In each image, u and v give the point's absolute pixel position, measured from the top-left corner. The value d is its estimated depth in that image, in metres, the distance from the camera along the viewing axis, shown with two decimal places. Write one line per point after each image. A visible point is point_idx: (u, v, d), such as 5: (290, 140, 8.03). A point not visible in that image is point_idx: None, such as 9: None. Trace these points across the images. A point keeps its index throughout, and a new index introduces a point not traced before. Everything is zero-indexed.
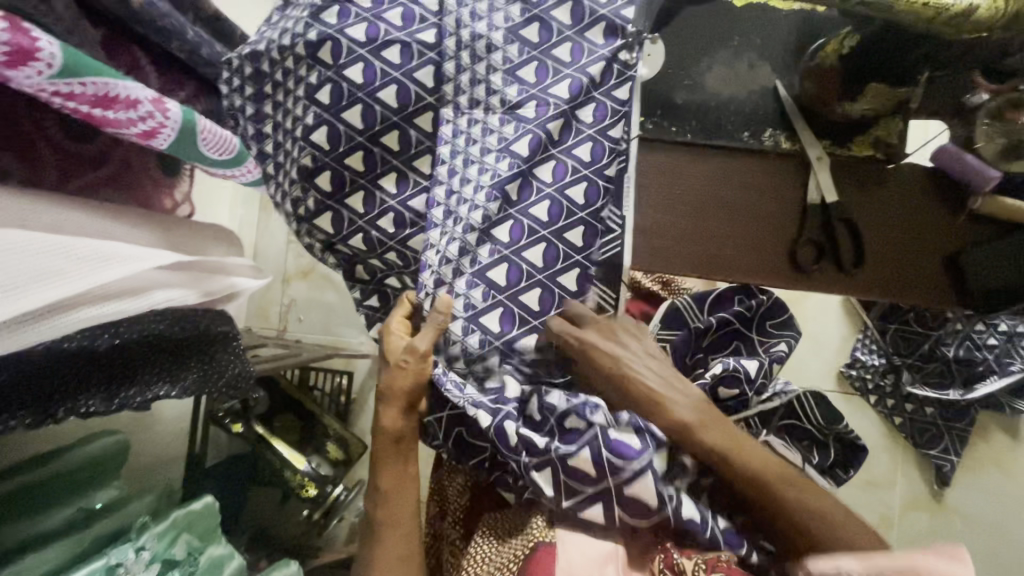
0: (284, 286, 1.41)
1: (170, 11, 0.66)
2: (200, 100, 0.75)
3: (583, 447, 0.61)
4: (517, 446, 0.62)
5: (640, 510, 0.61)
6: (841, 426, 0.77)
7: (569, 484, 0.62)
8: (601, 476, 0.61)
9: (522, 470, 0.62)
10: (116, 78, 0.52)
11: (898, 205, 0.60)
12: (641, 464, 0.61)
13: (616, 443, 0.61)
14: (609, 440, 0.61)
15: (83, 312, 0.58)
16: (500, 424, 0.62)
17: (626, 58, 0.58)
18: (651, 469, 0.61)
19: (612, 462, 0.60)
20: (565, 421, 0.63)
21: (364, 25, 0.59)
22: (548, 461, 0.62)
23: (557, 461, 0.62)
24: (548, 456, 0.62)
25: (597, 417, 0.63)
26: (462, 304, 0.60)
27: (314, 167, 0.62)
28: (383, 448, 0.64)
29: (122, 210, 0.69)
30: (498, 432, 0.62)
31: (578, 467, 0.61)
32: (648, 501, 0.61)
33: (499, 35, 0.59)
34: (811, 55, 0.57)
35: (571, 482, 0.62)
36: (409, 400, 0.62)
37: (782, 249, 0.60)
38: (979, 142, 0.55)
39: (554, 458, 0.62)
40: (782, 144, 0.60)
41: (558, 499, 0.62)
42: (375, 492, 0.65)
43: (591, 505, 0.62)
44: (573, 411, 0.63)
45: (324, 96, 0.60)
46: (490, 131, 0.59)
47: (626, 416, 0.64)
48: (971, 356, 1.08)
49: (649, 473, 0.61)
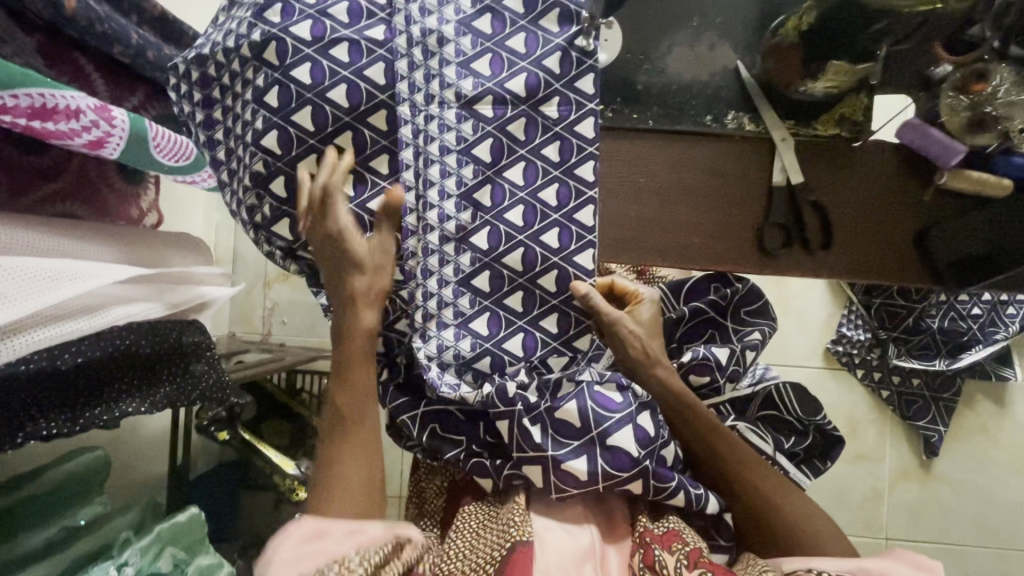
0: (264, 291, 1.38)
1: (111, 15, 0.64)
2: (152, 107, 0.73)
3: (571, 400, 0.60)
4: (514, 398, 0.60)
5: (622, 460, 0.60)
6: (819, 417, 0.77)
7: (557, 437, 0.61)
8: (586, 429, 0.61)
9: (515, 424, 0.61)
10: (53, 88, 0.51)
11: (867, 183, 0.58)
12: (622, 418, 0.61)
13: (599, 394, 0.61)
14: (596, 394, 0.61)
15: (31, 335, 0.56)
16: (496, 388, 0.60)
17: (583, 44, 0.57)
18: (633, 423, 0.61)
19: (597, 413, 0.60)
20: (558, 387, 0.62)
21: (308, 23, 0.57)
22: (539, 414, 0.61)
23: (546, 417, 0.61)
24: (538, 410, 0.61)
25: (584, 375, 0.62)
26: (451, 313, 0.60)
27: (268, 173, 0.60)
28: (351, 345, 0.60)
29: (78, 225, 0.68)
30: (495, 392, 0.60)
31: (565, 420, 0.61)
32: (628, 451, 0.60)
33: (450, 27, 0.57)
34: (772, 33, 0.56)
35: (559, 434, 0.61)
36: (382, 301, 0.60)
37: (750, 234, 0.59)
38: (944, 116, 0.53)
39: (544, 413, 0.61)
40: (746, 126, 0.59)
41: (546, 449, 0.61)
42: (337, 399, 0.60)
43: (576, 457, 0.61)
44: (564, 377, 0.62)
45: (272, 98, 0.58)
46: (447, 128, 0.58)
47: (610, 373, 0.63)
48: (955, 326, 1.09)
49: (630, 426, 0.61)
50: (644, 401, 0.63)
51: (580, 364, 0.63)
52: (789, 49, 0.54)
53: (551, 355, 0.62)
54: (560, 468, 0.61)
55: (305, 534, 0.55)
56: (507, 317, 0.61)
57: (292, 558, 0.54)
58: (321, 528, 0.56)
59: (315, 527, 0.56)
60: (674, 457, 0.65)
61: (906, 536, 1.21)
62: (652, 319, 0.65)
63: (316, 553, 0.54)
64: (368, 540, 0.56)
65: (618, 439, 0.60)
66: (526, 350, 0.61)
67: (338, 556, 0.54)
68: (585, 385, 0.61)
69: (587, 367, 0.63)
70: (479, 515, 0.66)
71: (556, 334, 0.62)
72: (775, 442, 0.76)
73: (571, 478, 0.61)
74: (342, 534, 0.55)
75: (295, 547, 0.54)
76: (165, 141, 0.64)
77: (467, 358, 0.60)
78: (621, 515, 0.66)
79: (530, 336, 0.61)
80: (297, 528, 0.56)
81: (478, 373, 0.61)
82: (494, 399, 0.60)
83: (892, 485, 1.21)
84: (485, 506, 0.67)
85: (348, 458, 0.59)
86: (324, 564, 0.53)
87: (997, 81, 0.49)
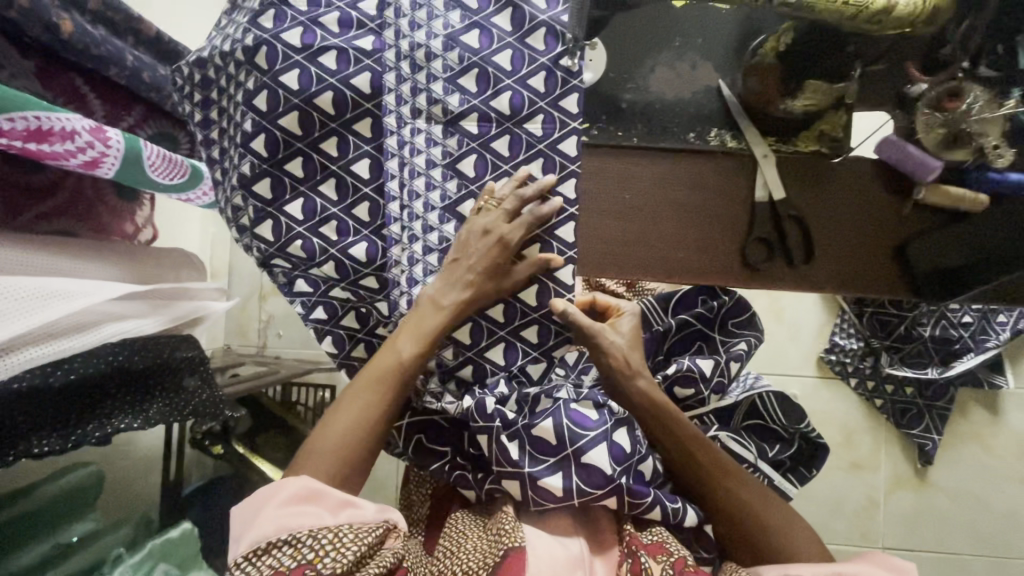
0: (260, 303, 1.38)
1: (106, 38, 0.66)
2: (147, 125, 0.75)
3: (547, 418, 0.61)
4: (493, 413, 0.60)
5: (596, 476, 0.61)
6: (803, 425, 0.77)
7: (534, 454, 0.62)
8: (562, 445, 0.61)
9: (493, 440, 0.60)
10: (48, 112, 0.54)
11: (846, 195, 0.59)
12: (597, 435, 0.62)
13: (575, 412, 0.62)
14: (572, 412, 0.62)
15: (25, 354, 0.57)
16: (478, 399, 0.61)
17: (568, 64, 0.59)
18: (608, 439, 0.62)
19: (572, 431, 0.61)
20: (536, 403, 0.63)
21: (300, 30, 0.60)
22: (517, 431, 0.61)
23: (524, 434, 0.61)
24: (517, 426, 0.61)
25: (561, 393, 0.63)
26: None
27: (253, 174, 0.62)
28: (428, 315, 0.58)
29: (75, 244, 0.69)
30: (477, 405, 0.61)
31: (542, 438, 0.61)
32: (602, 467, 0.61)
33: (438, 42, 0.59)
34: (751, 53, 0.56)
35: (537, 450, 0.61)
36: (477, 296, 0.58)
37: (732, 249, 0.60)
38: (922, 133, 0.54)
39: (522, 430, 0.61)
40: (729, 143, 0.60)
41: (523, 465, 0.61)
42: (386, 360, 0.58)
43: (552, 474, 0.61)
44: (542, 394, 0.63)
45: (261, 102, 0.60)
46: (433, 143, 0.60)
47: (588, 392, 0.65)
48: (947, 334, 1.10)
49: (605, 443, 0.62)
50: (620, 417, 0.65)
51: (559, 381, 0.64)
52: (768, 69, 0.54)
53: (530, 363, 0.63)
54: (537, 484, 0.61)
55: (295, 494, 0.54)
56: (488, 325, 0.62)
57: (280, 516, 0.53)
58: (316, 491, 0.54)
59: (311, 488, 0.54)
60: (652, 472, 0.65)
61: (903, 545, 1.21)
62: (631, 330, 0.65)
63: (307, 515, 0.53)
64: (361, 519, 0.54)
65: (593, 455, 0.61)
66: (507, 359, 0.62)
67: (329, 526, 0.53)
68: (562, 403, 0.62)
69: (567, 385, 0.65)
70: (468, 521, 0.66)
71: (535, 344, 0.62)
72: (758, 450, 0.76)
73: (548, 493, 0.61)
74: (336, 504, 0.54)
75: (284, 504, 0.53)
76: (160, 161, 0.67)
77: (450, 366, 0.63)
78: (607, 526, 0.66)
79: (512, 346, 0.62)
80: (289, 485, 0.54)
81: (461, 378, 0.64)
82: (473, 413, 0.61)
83: (887, 494, 1.22)
84: (473, 515, 0.67)
85: (371, 394, 0.58)
86: (314, 529, 0.52)
87: (970, 99, 0.50)
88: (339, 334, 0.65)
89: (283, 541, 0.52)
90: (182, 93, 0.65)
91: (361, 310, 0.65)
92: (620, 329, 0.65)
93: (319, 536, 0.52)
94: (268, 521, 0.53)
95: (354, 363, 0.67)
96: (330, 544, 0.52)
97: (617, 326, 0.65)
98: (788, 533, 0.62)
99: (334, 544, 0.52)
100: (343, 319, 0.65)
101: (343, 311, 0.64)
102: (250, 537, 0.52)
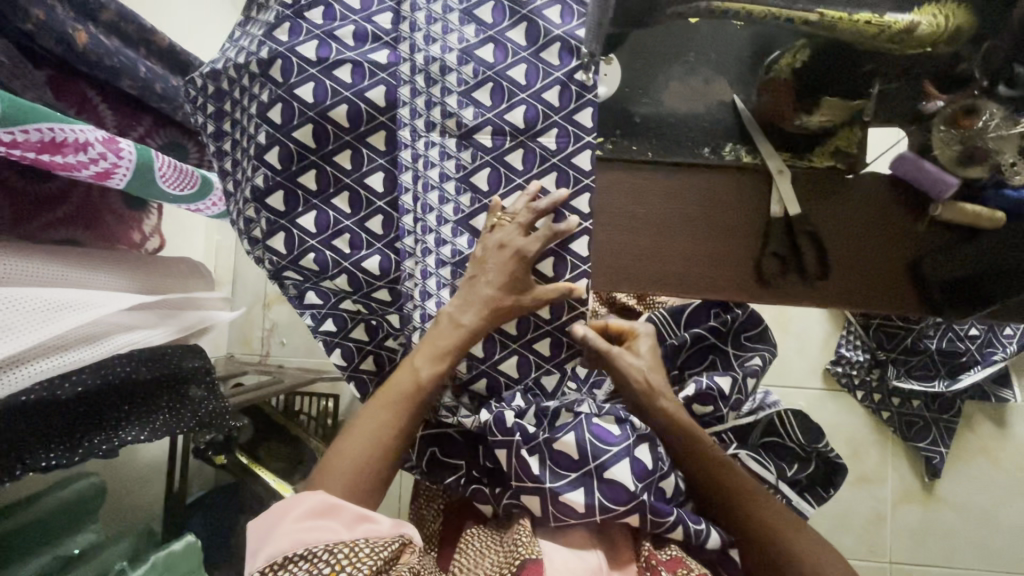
0: (264, 311, 1.38)
1: (121, 50, 0.66)
2: (158, 135, 0.75)
3: (569, 432, 0.61)
4: (512, 427, 0.60)
5: (619, 492, 0.60)
6: (821, 443, 0.77)
7: (554, 468, 0.61)
8: (584, 461, 0.61)
9: (512, 454, 0.60)
10: (61, 123, 0.53)
11: (862, 213, 0.59)
12: (620, 451, 0.61)
13: (597, 426, 0.62)
14: (594, 426, 0.62)
15: (38, 365, 0.57)
16: (496, 412, 0.61)
17: (583, 78, 0.59)
18: (631, 455, 0.62)
19: (595, 445, 0.61)
20: (557, 418, 0.63)
21: (315, 43, 0.60)
22: (537, 446, 0.61)
23: (544, 448, 0.61)
24: (537, 441, 0.61)
25: (582, 407, 0.64)
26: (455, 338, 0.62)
27: (267, 187, 0.62)
28: (445, 333, 0.58)
29: (87, 255, 0.69)
30: (496, 418, 0.60)
31: (564, 452, 0.61)
32: (625, 483, 0.60)
33: (453, 56, 0.60)
34: (766, 68, 0.56)
35: (557, 465, 0.61)
36: (493, 315, 0.58)
37: (748, 265, 0.60)
38: (936, 149, 0.54)
39: (543, 444, 0.61)
40: (744, 158, 0.59)
41: (544, 480, 0.61)
42: (404, 378, 0.58)
43: (574, 489, 0.60)
44: (562, 407, 0.63)
45: (275, 114, 0.60)
46: (447, 156, 0.60)
47: (608, 407, 0.65)
48: (954, 346, 1.10)
49: (627, 459, 0.61)
50: (641, 432, 0.64)
51: (579, 396, 0.65)
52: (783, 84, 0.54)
53: (544, 376, 0.62)
54: (558, 500, 0.60)
55: (312, 508, 0.53)
56: (501, 338, 0.61)
57: (297, 530, 0.52)
58: (333, 506, 0.54)
59: (326, 504, 0.54)
60: (675, 488, 0.65)
61: (912, 559, 1.19)
62: (650, 352, 0.66)
63: (323, 530, 0.52)
64: (377, 534, 0.54)
65: (615, 471, 0.60)
66: (521, 372, 0.62)
67: (346, 540, 0.52)
68: (584, 417, 0.62)
69: (588, 400, 0.65)
70: (482, 538, 0.65)
71: (549, 357, 0.62)
72: (778, 469, 0.75)
73: (569, 509, 0.60)
74: (351, 518, 0.54)
75: (300, 519, 0.53)
76: (170, 171, 0.67)
77: (463, 379, 0.63)
78: (624, 542, 0.65)
79: (525, 359, 0.62)
80: (306, 500, 0.54)
81: (474, 392, 0.63)
82: (492, 428, 0.61)
83: (894, 508, 1.20)
84: (488, 530, 0.66)
85: (386, 412, 0.58)
86: (331, 543, 0.52)
87: (987, 116, 0.50)
88: (349, 347, 0.65)
89: (299, 556, 0.51)
90: (196, 105, 0.66)
91: (372, 322, 0.64)
92: (637, 351, 0.66)
93: (336, 550, 0.51)
94: (284, 535, 0.52)
95: (363, 376, 0.66)
96: (347, 559, 0.51)
97: (635, 349, 0.66)
98: (819, 558, 0.60)
99: (350, 559, 0.51)
100: (352, 331, 0.65)
101: (352, 323, 0.64)
102: (266, 552, 0.52)
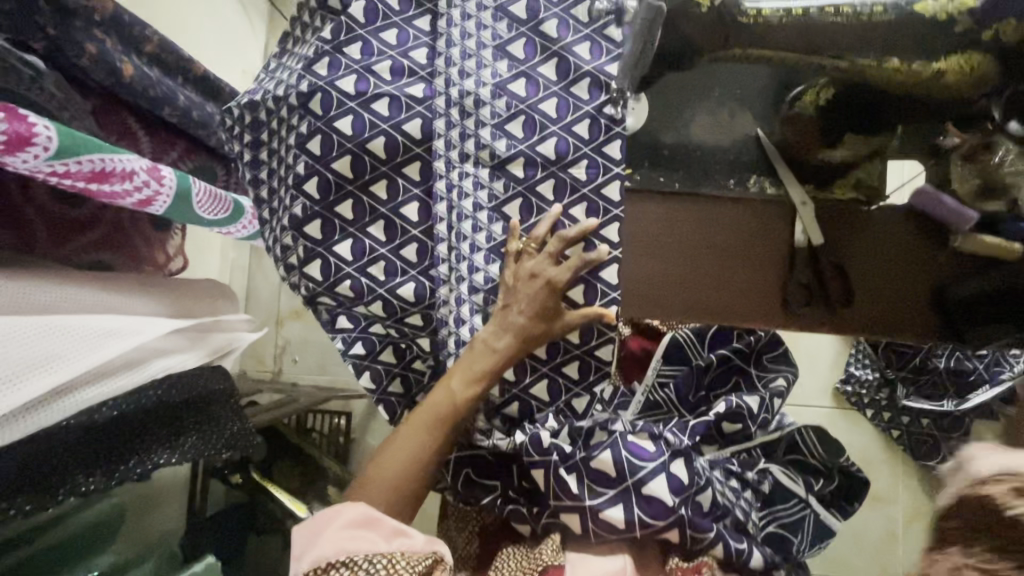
0: (277, 329, 1.39)
1: (162, 80, 0.69)
2: (189, 160, 0.76)
3: (605, 450, 0.63)
4: (549, 448, 0.62)
5: (658, 509, 0.62)
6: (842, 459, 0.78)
7: (593, 485, 0.63)
8: (621, 477, 0.63)
9: (550, 474, 0.62)
10: (109, 153, 0.55)
11: (885, 244, 0.60)
12: (656, 467, 0.63)
13: (633, 444, 0.63)
14: (630, 444, 0.63)
15: (82, 392, 0.58)
16: (532, 433, 0.62)
17: (612, 112, 0.62)
18: (666, 471, 0.63)
19: (632, 463, 0.62)
20: (591, 436, 0.64)
21: (353, 77, 0.62)
22: (575, 464, 0.63)
23: (582, 466, 0.63)
24: (575, 459, 0.63)
25: (617, 425, 0.65)
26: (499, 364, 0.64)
27: (305, 216, 0.64)
28: (479, 354, 0.59)
29: (122, 275, 0.70)
30: (532, 439, 0.62)
31: (601, 469, 0.63)
32: (663, 498, 0.62)
33: (486, 90, 0.62)
34: (789, 103, 0.58)
35: (596, 482, 0.63)
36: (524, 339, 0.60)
37: (771, 292, 0.61)
38: (955, 183, 0.57)
39: (580, 462, 0.63)
40: (768, 189, 0.61)
41: (583, 498, 0.63)
42: (439, 397, 0.59)
43: (613, 505, 0.63)
44: (597, 426, 0.64)
45: (314, 146, 0.62)
46: (481, 186, 0.62)
47: (641, 424, 0.67)
48: (961, 365, 1.12)
49: (664, 474, 0.63)
50: (676, 448, 0.65)
51: (613, 415, 0.66)
52: (807, 120, 0.57)
53: (574, 399, 0.63)
54: (598, 516, 0.63)
55: (354, 518, 0.55)
56: (533, 363, 0.63)
57: (339, 538, 0.54)
58: (373, 516, 0.55)
59: (366, 515, 0.55)
60: (714, 505, 0.65)
61: None
62: None
63: (364, 540, 0.54)
64: (412, 548, 0.55)
65: (652, 488, 0.62)
66: (552, 396, 0.63)
67: (384, 552, 0.54)
68: (619, 435, 0.63)
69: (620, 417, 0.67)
70: (515, 557, 0.66)
71: (577, 380, 0.63)
72: (805, 484, 0.76)
73: (608, 524, 0.63)
74: (389, 531, 0.55)
75: (342, 527, 0.54)
76: (207, 197, 0.69)
77: (496, 403, 0.64)
78: (652, 552, 0.67)
79: (554, 383, 0.63)
80: (347, 510, 0.55)
81: (507, 415, 0.64)
82: (529, 447, 0.62)
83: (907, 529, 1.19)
84: (521, 548, 0.68)
85: (422, 429, 0.59)
86: (370, 555, 0.53)
87: (1002, 152, 0.53)
88: (378, 369, 0.66)
89: (342, 563, 0.53)
90: (233, 134, 0.68)
91: (401, 345, 0.66)
92: None
93: (374, 561, 0.53)
94: (325, 543, 0.54)
95: (390, 400, 0.68)
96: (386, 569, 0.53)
97: None
98: None
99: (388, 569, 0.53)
100: (380, 354, 0.66)
101: (381, 346, 0.66)
102: (310, 556, 0.53)
